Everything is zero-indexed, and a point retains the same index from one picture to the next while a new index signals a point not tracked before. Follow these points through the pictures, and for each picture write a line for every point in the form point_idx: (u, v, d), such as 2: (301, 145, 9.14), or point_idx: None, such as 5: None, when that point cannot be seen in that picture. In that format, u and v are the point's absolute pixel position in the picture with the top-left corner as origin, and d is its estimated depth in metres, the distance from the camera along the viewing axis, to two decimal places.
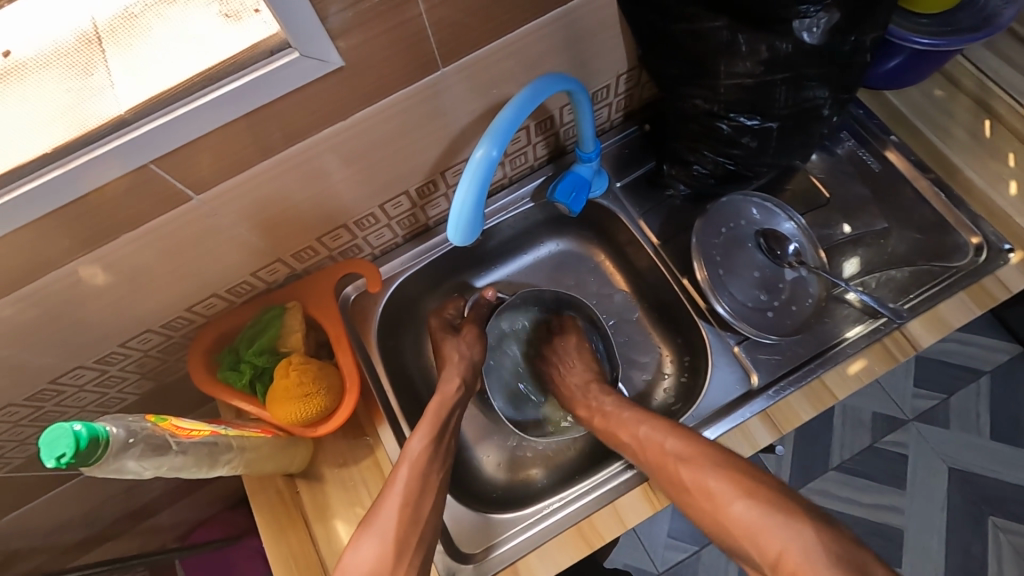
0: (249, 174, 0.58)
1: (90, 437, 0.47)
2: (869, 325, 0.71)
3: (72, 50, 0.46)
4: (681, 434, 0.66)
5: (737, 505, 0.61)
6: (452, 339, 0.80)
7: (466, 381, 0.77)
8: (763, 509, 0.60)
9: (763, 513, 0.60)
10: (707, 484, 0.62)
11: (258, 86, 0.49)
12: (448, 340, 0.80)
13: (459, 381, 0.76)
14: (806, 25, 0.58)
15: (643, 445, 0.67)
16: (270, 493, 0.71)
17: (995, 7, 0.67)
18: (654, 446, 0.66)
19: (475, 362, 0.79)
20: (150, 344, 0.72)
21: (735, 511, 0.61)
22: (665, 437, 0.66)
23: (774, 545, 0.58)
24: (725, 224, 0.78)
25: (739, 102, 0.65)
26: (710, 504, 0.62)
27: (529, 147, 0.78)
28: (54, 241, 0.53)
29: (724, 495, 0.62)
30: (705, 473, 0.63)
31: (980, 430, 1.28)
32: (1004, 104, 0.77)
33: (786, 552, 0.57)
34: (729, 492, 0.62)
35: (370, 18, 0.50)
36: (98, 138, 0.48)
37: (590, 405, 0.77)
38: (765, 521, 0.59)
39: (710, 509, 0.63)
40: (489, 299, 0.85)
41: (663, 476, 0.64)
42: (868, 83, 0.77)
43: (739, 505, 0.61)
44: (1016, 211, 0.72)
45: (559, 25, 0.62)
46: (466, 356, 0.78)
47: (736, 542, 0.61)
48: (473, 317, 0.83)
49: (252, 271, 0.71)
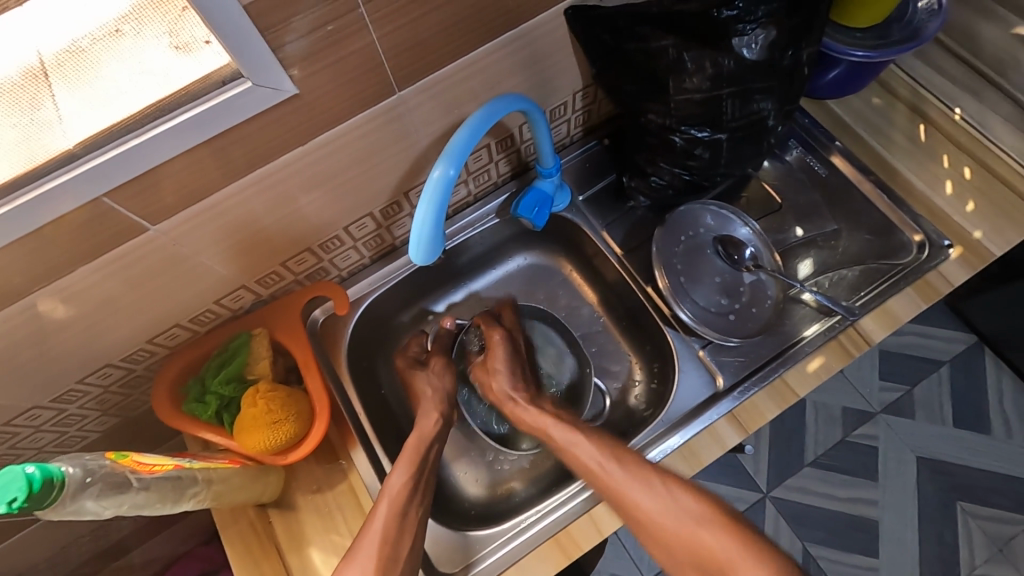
0: (207, 203, 0.58)
1: (44, 479, 0.46)
2: (825, 322, 0.74)
3: (17, 85, 0.45)
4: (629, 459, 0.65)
5: (705, 534, 0.60)
6: (422, 373, 0.79)
7: (444, 415, 0.76)
8: (733, 539, 0.59)
9: (734, 546, 0.58)
10: (666, 514, 0.61)
11: (211, 116, 0.50)
12: (417, 374, 0.79)
13: (438, 416, 0.75)
14: (745, 41, 0.61)
15: (602, 474, 0.65)
16: (241, 525, 0.69)
17: (921, 20, 0.71)
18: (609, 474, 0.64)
19: (448, 394, 0.78)
20: (111, 379, 0.70)
21: (703, 541, 0.60)
22: (620, 465, 0.65)
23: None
24: (684, 232, 0.80)
25: (689, 115, 0.68)
26: (675, 535, 0.61)
27: (492, 164, 0.79)
28: (2, 279, 0.52)
29: (689, 523, 0.61)
30: (666, 503, 0.62)
31: (943, 419, 1.33)
32: (937, 110, 0.81)
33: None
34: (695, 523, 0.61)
35: (322, 46, 0.51)
36: (46, 171, 0.48)
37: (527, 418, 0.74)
38: (732, 551, 0.58)
39: (675, 540, 0.61)
40: (448, 328, 0.85)
41: (622, 502, 0.63)
42: (812, 93, 0.81)
43: (706, 534, 0.60)
44: (953, 209, 0.76)
45: (512, 47, 0.64)
46: (438, 388, 0.78)
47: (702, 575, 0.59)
48: (438, 348, 0.83)
49: (216, 300, 0.70)
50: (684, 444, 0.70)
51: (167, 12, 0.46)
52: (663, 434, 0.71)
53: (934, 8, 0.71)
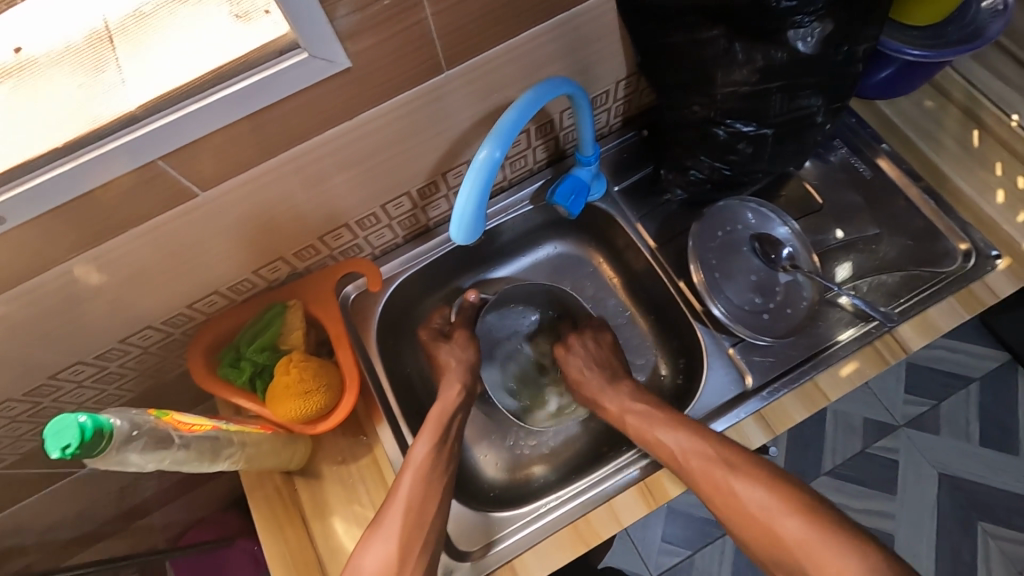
0: (253, 173, 0.59)
1: (95, 429, 0.47)
2: (861, 328, 0.72)
3: (83, 46, 0.47)
4: (722, 446, 0.65)
5: (785, 519, 0.60)
6: (446, 346, 0.80)
7: (467, 386, 0.77)
8: (816, 525, 0.59)
9: (817, 532, 0.59)
10: (746, 495, 0.62)
11: (266, 85, 0.50)
12: (441, 347, 0.80)
13: (460, 386, 0.76)
14: (800, 34, 0.59)
15: (683, 456, 0.65)
16: (268, 490, 0.71)
17: (983, 21, 0.69)
18: (699, 462, 0.64)
19: (472, 365, 0.79)
20: (150, 340, 0.72)
21: (783, 526, 0.60)
22: (702, 448, 0.65)
23: (830, 566, 0.57)
24: (720, 228, 0.79)
25: (735, 108, 0.67)
26: (756, 519, 0.62)
27: (530, 150, 0.79)
28: (58, 235, 0.53)
29: (768, 506, 0.61)
30: (748, 485, 0.63)
31: (970, 436, 1.30)
32: (992, 116, 0.79)
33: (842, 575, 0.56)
34: (777, 506, 0.61)
35: (377, 20, 0.51)
36: (109, 132, 0.49)
37: (620, 402, 0.75)
38: (815, 535, 0.58)
39: (755, 523, 0.62)
40: (472, 301, 0.85)
41: (704, 485, 0.64)
42: (861, 92, 0.79)
43: (787, 519, 0.60)
44: (1003, 219, 0.74)
45: (561, 30, 0.64)
46: (462, 359, 0.79)
47: (783, 558, 0.60)
48: (461, 320, 0.84)
49: (254, 270, 0.71)
50: None
51: None
52: None
53: (998, 9, 0.69)
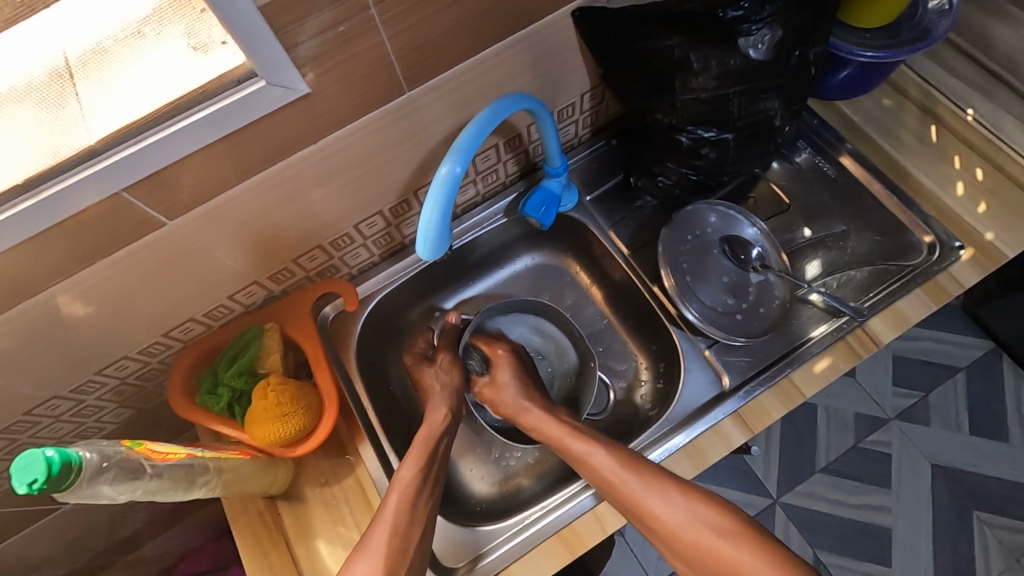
0: (220, 199, 0.59)
1: (63, 462, 0.47)
2: (833, 323, 0.73)
3: (44, 84, 0.47)
4: (648, 472, 0.64)
5: (718, 546, 0.61)
6: (429, 369, 0.79)
7: (453, 410, 0.76)
8: (739, 540, 0.60)
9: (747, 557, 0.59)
10: (680, 523, 0.62)
11: (226, 113, 0.51)
12: (426, 371, 0.79)
13: (446, 410, 0.76)
14: (750, 42, 0.62)
15: (616, 482, 0.64)
16: (251, 516, 0.70)
17: (931, 20, 0.71)
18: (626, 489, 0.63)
19: (457, 388, 0.78)
20: (127, 371, 0.72)
21: (711, 548, 0.61)
22: (635, 475, 0.64)
23: None
24: (691, 231, 0.81)
25: (695, 115, 0.69)
26: (685, 541, 0.62)
27: (500, 164, 0.80)
28: (26, 270, 0.54)
29: (702, 534, 0.61)
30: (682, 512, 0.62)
31: (959, 426, 1.31)
32: (949, 111, 0.81)
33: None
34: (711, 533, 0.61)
35: (334, 46, 0.52)
36: (68, 168, 0.49)
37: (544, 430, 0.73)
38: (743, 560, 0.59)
39: (683, 546, 0.62)
40: (452, 323, 0.83)
41: (638, 513, 0.63)
42: (821, 93, 0.81)
43: (719, 545, 0.61)
44: (965, 210, 0.76)
45: (520, 47, 0.65)
46: (447, 383, 0.78)
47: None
48: (444, 343, 0.82)
49: (229, 295, 0.72)
50: (689, 443, 0.70)
51: (187, 14, 0.48)
52: (668, 433, 0.71)
53: (945, 8, 0.71)
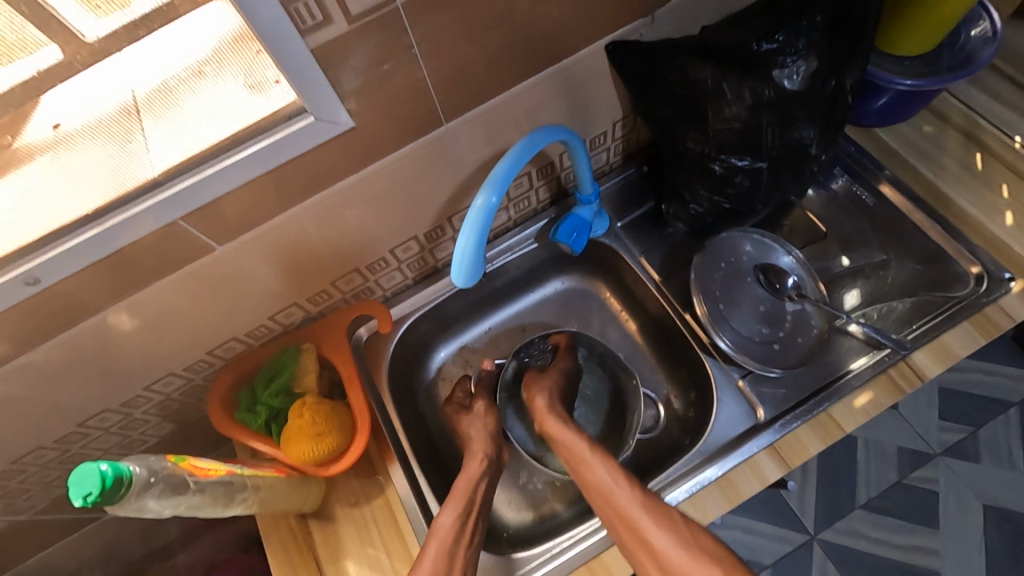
0: (268, 225, 0.62)
1: (115, 476, 0.49)
2: (874, 355, 0.71)
3: (113, 120, 0.51)
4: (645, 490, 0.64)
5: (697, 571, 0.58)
6: (467, 418, 0.79)
7: (490, 456, 0.75)
8: None
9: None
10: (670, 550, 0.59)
11: (277, 146, 0.54)
12: (463, 421, 0.80)
13: (483, 457, 0.74)
14: (785, 73, 0.63)
15: (611, 494, 0.65)
16: (281, 533, 0.72)
17: (975, 48, 0.70)
18: (615, 502, 0.64)
19: (494, 435, 0.77)
20: (172, 386, 0.76)
21: None
22: (629, 483, 0.65)
23: None
24: (725, 258, 0.80)
25: (729, 144, 0.69)
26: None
27: (532, 191, 0.82)
28: (88, 291, 0.57)
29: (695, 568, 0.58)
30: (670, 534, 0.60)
31: (1013, 464, 1.24)
32: (995, 139, 0.78)
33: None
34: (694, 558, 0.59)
35: (378, 82, 0.55)
36: (134, 198, 0.53)
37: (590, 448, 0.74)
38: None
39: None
40: (488, 370, 0.85)
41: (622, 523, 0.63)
42: (859, 119, 0.80)
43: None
44: (1014, 240, 0.73)
45: (555, 80, 0.67)
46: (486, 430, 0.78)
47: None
48: (481, 389, 0.83)
49: (270, 316, 0.75)
50: (722, 476, 0.68)
51: (245, 54, 0.51)
52: (699, 465, 0.70)
53: (989, 35, 0.70)
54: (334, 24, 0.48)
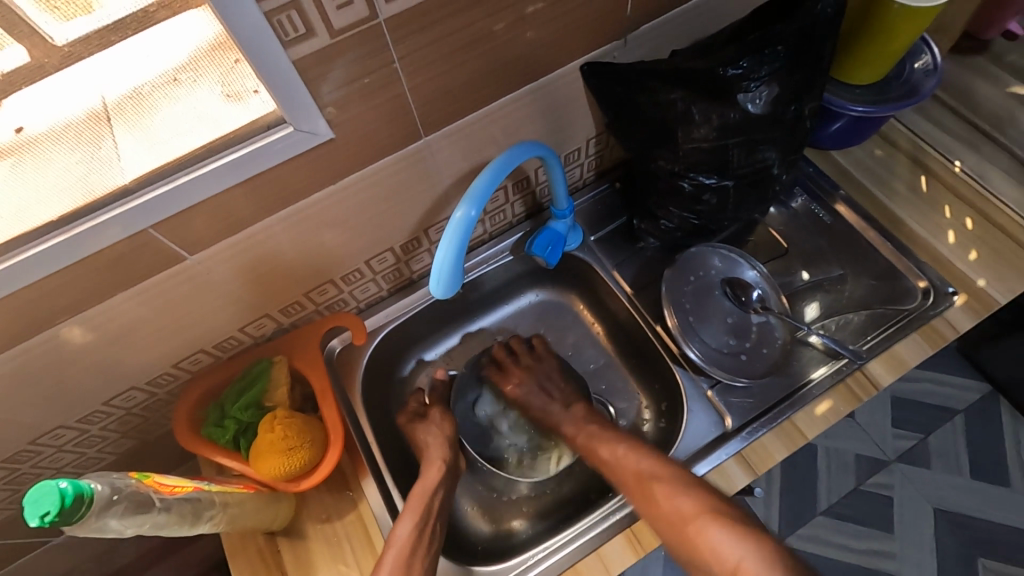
0: (240, 236, 0.61)
1: (76, 494, 0.47)
2: (833, 365, 0.75)
3: (81, 126, 0.49)
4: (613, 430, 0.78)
5: (708, 528, 0.61)
6: (422, 426, 0.80)
7: (448, 462, 0.76)
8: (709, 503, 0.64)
9: (739, 542, 0.60)
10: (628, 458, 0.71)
11: (256, 156, 0.54)
12: (418, 428, 0.80)
13: (441, 463, 0.75)
14: (750, 97, 0.66)
15: (625, 469, 0.70)
16: (250, 552, 0.69)
17: (918, 79, 0.76)
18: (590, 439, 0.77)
19: (450, 440, 0.79)
20: (134, 401, 0.73)
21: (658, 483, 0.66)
22: (648, 457, 0.70)
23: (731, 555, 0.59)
24: (694, 272, 0.83)
25: (698, 163, 0.72)
26: (635, 477, 0.69)
27: (508, 205, 0.83)
28: (46, 302, 0.55)
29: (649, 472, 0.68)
30: (682, 496, 0.64)
31: (960, 469, 1.31)
32: (938, 163, 0.84)
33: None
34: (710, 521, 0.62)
35: (359, 96, 0.55)
36: (102, 206, 0.52)
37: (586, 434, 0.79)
38: (731, 542, 0.60)
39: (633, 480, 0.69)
40: (441, 378, 0.88)
41: (641, 492, 0.67)
42: (817, 141, 0.85)
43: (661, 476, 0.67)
44: (957, 257, 0.78)
45: (532, 97, 0.68)
46: (441, 435, 0.79)
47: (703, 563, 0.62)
48: (434, 399, 0.85)
49: (240, 327, 0.73)
50: None
51: (223, 63, 0.50)
52: None
53: (930, 68, 0.76)
54: (316, 37, 0.48)
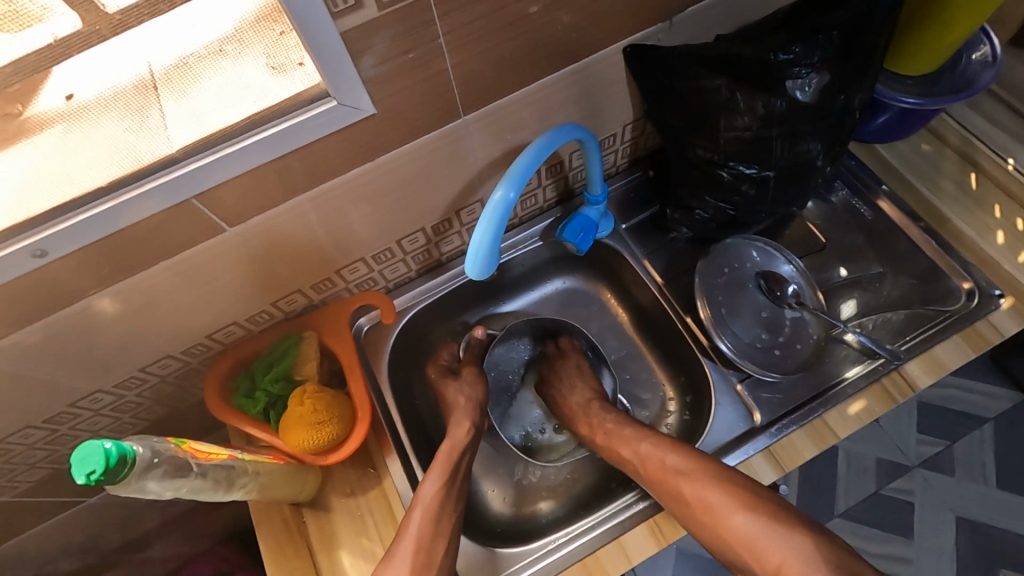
0: (275, 211, 0.62)
1: (120, 454, 0.49)
2: (868, 365, 0.73)
3: (130, 93, 0.50)
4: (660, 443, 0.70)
5: (732, 520, 0.62)
6: (453, 384, 0.81)
7: (475, 422, 0.78)
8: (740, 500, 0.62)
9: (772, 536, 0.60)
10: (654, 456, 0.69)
11: (299, 129, 0.54)
12: (449, 385, 0.82)
13: (469, 425, 0.77)
14: (799, 84, 0.64)
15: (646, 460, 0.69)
16: (275, 522, 0.71)
17: (975, 71, 0.72)
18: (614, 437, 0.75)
19: (479, 402, 0.80)
20: (168, 370, 0.74)
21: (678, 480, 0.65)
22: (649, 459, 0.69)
23: (773, 557, 0.59)
24: (728, 264, 0.82)
25: (738, 152, 0.70)
26: (659, 475, 0.67)
27: (540, 189, 0.82)
28: (92, 267, 0.56)
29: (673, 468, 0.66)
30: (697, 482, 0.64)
31: (986, 479, 1.27)
32: (988, 160, 0.81)
33: (788, 562, 0.58)
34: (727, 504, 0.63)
35: (402, 71, 0.55)
36: (148, 174, 0.52)
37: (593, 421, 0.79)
38: (760, 534, 0.61)
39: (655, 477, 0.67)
40: (479, 338, 0.87)
41: (663, 488, 0.66)
42: (860, 136, 0.82)
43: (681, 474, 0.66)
44: (1004, 259, 0.75)
45: (572, 79, 0.67)
46: (470, 398, 0.80)
47: (739, 556, 0.62)
48: (469, 357, 0.86)
49: (272, 301, 0.74)
50: None
51: (267, 36, 0.51)
52: None
53: (988, 60, 0.73)
54: (364, 9, 0.48)
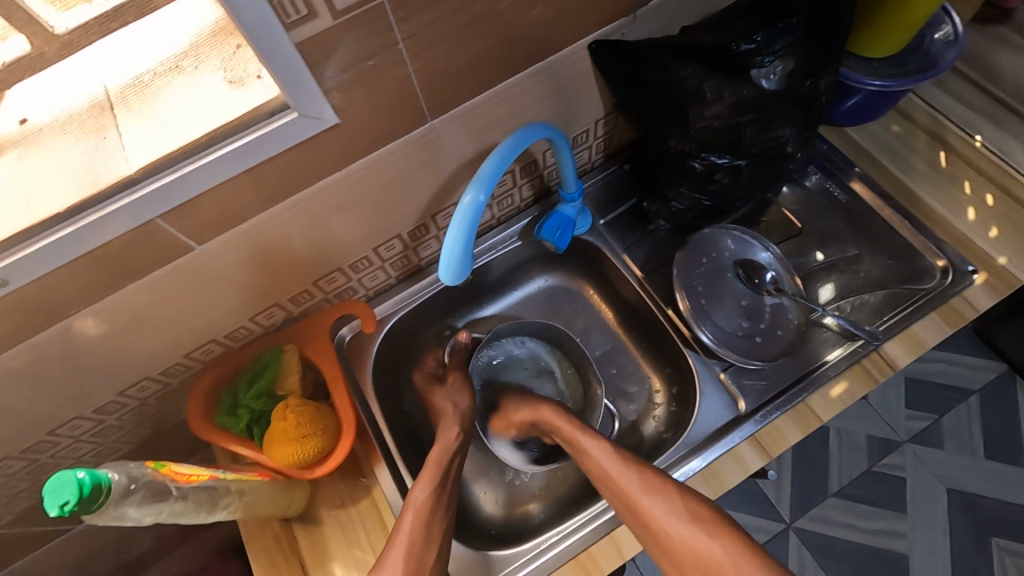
0: (246, 226, 0.61)
1: (94, 484, 0.48)
2: (848, 347, 0.74)
3: (84, 115, 0.49)
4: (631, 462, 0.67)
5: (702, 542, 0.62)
6: (441, 390, 0.80)
7: (463, 425, 0.78)
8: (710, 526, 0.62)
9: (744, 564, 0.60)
10: (624, 481, 0.66)
11: (262, 142, 0.53)
12: (437, 391, 0.81)
13: (459, 429, 0.76)
14: (763, 72, 0.65)
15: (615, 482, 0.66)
16: (267, 539, 0.70)
17: (938, 50, 0.73)
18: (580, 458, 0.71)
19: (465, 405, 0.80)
20: (148, 392, 0.73)
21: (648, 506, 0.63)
22: (628, 479, 0.66)
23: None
24: (706, 254, 0.82)
25: (711, 142, 0.70)
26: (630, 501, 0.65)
27: (515, 189, 0.82)
28: (58, 294, 0.55)
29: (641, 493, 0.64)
30: (667, 506, 0.63)
31: (974, 450, 1.29)
32: (957, 137, 0.82)
33: None
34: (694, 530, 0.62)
35: (363, 79, 0.54)
36: (108, 196, 0.51)
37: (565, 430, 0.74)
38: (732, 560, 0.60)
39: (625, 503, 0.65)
40: (463, 342, 0.85)
41: (634, 513, 0.64)
42: (834, 120, 0.83)
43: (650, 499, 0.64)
44: (977, 235, 0.76)
45: (540, 76, 0.67)
46: (458, 405, 0.79)
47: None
48: (455, 362, 0.84)
49: (250, 316, 0.73)
50: (706, 467, 0.70)
51: (223, 49, 0.51)
52: (685, 457, 0.71)
53: (951, 39, 0.73)
54: (318, 18, 0.47)
